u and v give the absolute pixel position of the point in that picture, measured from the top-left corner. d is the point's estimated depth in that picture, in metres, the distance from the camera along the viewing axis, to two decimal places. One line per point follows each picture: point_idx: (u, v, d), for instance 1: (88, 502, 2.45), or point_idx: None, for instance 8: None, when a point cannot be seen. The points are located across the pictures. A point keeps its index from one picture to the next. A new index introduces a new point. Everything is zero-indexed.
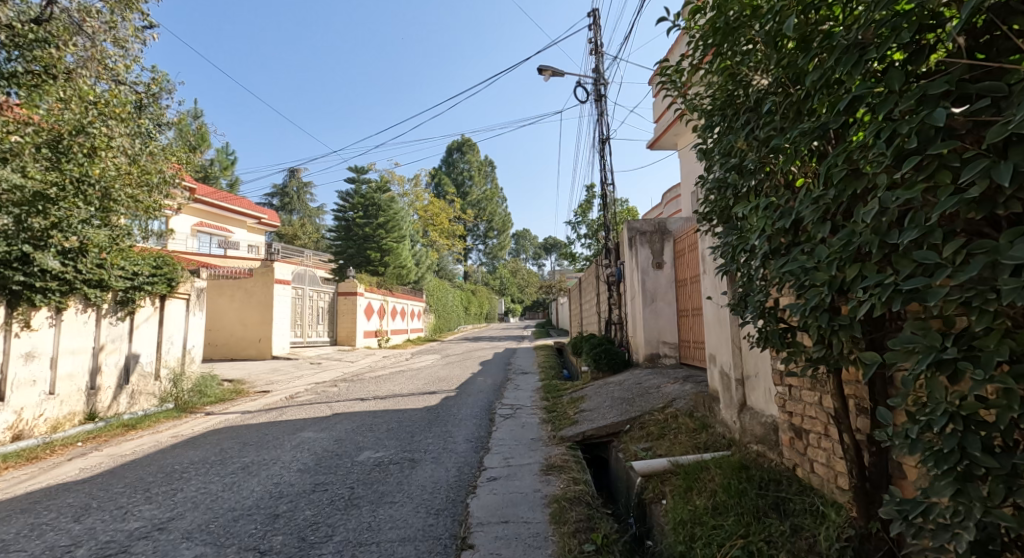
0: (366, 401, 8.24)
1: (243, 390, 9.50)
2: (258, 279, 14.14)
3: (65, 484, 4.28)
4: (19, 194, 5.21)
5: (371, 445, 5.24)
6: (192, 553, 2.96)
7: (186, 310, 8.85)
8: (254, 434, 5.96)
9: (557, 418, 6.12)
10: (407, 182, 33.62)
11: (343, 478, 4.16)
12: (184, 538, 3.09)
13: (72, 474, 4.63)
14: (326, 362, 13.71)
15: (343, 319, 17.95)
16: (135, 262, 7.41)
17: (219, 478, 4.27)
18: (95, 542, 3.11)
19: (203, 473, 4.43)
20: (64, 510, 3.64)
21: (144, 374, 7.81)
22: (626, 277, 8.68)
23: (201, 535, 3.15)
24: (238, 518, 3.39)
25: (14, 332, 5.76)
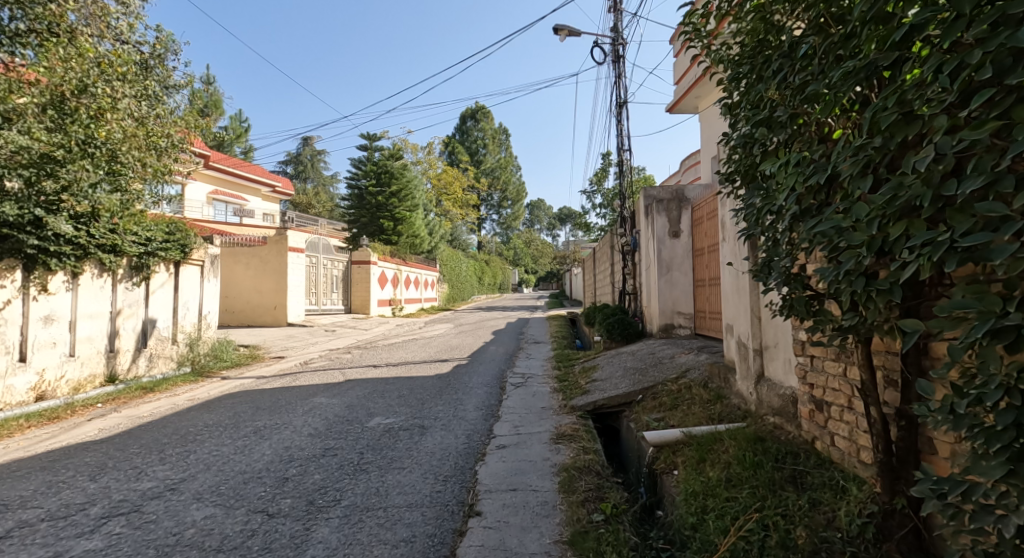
0: (378, 369, 8.25)
1: (258, 356, 9.57)
2: (272, 246, 14.16)
3: (83, 444, 4.31)
4: (26, 156, 5.15)
5: (382, 412, 5.22)
6: (202, 513, 2.93)
7: (200, 277, 8.88)
8: (267, 398, 5.98)
9: (568, 388, 6.05)
10: (421, 150, 33.36)
11: (353, 445, 4.15)
12: (195, 498, 3.08)
13: (90, 434, 4.67)
14: (340, 330, 13.77)
15: (357, 287, 18.01)
16: (149, 228, 7.40)
17: (232, 441, 4.27)
18: (109, 500, 3.09)
19: (216, 435, 4.43)
20: (80, 468, 3.65)
21: (161, 338, 7.89)
22: (642, 245, 8.50)
23: (213, 495, 3.13)
24: (248, 480, 3.37)
25: (32, 295, 5.77)
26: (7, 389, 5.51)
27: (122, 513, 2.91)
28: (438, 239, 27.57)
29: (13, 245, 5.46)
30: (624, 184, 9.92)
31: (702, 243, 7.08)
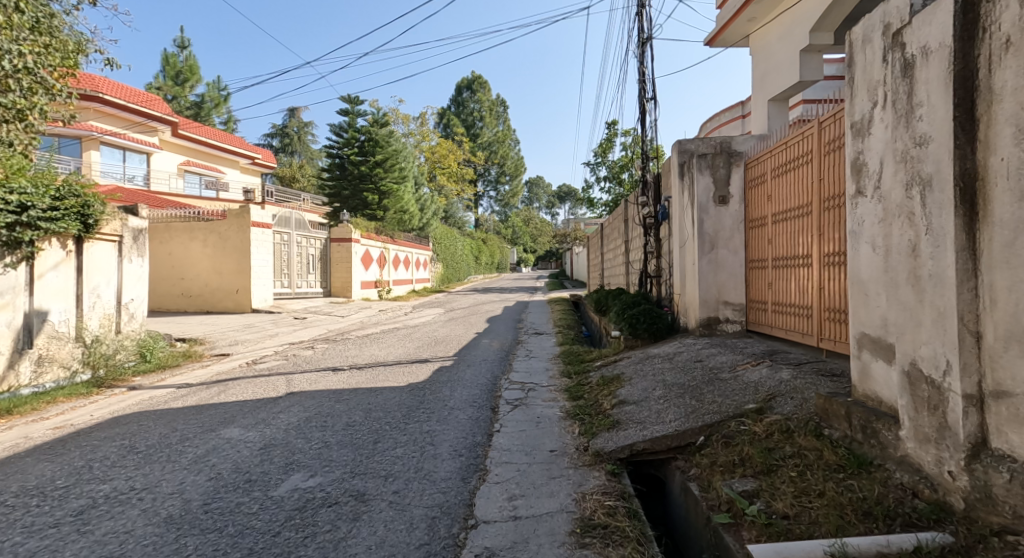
0: (338, 374, 6.47)
1: (197, 354, 7.78)
2: (233, 221, 12.29)
3: None
4: None
5: (307, 461, 3.44)
6: None
7: (117, 256, 7.00)
8: (157, 430, 4.20)
9: (589, 414, 4.26)
10: (412, 121, 31.29)
11: (220, 553, 2.37)
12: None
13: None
14: (310, 316, 11.98)
15: (336, 268, 16.15)
16: (25, 189, 5.53)
17: (24, 539, 2.50)
18: None
19: (9, 524, 2.65)
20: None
21: (57, 336, 6.08)
22: (673, 215, 6.62)
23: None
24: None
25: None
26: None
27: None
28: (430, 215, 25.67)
29: None
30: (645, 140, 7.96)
31: (764, 211, 5.22)
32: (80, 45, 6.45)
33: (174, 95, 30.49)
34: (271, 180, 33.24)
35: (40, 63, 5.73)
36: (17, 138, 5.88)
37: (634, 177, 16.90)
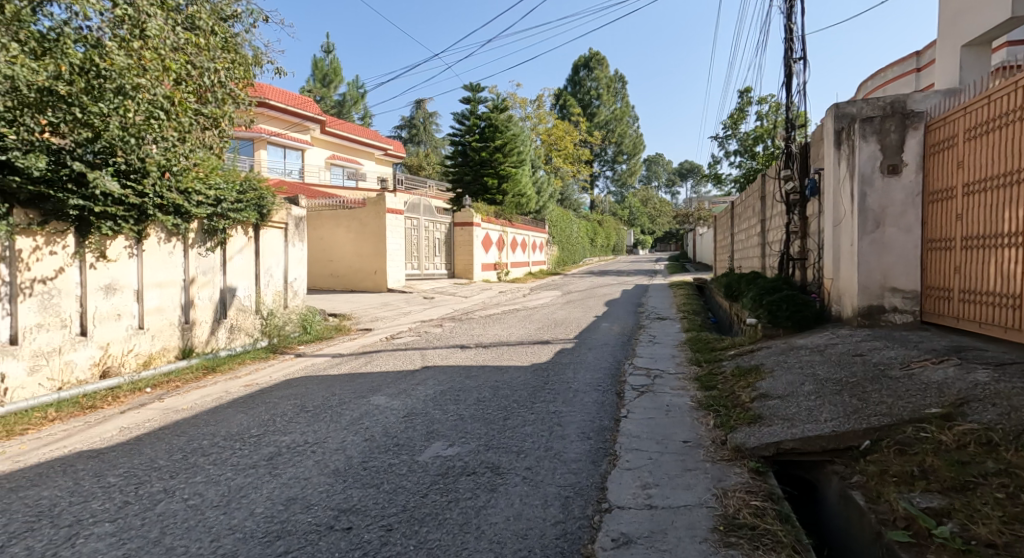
0: (466, 351, 6.88)
1: (345, 328, 8.65)
2: (370, 208, 13.33)
3: (78, 455, 3.49)
4: (34, 92, 4.35)
5: (446, 431, 3.75)
6: None
7: (284, 241, 7.94)
8: (320, 393, 4.80)
9: (724, 406, 4.17)
10: (530, 105, 31.62)
11: (380, 506, 2.71)
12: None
13: (106, 436, 3.88)
14: (439, 296, 12.74)
15: (460, 251, 16.91)
16: (218, 186, 6.44)
17: (236, 472, 3.07)
18: None
19: (220, 461, 3.22)
20: (18, 514, 2.71)
21: (244, 308, 7.14)
22: (825, 190, 6.13)
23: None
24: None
25: (88, 263, 5.18)
26: (64, 365, 5.02)
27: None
28: (548, 197, 25.90)
29: (56, 207, 4.81)
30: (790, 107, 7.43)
31: (954, 179, 4.67)
32: (258, 58, 7.32)
33: (319, 96, 33.52)
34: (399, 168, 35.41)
35: (228, 77, 6.60)
36: (216, 142, 6.80)
37: (770, 150, 15.75)
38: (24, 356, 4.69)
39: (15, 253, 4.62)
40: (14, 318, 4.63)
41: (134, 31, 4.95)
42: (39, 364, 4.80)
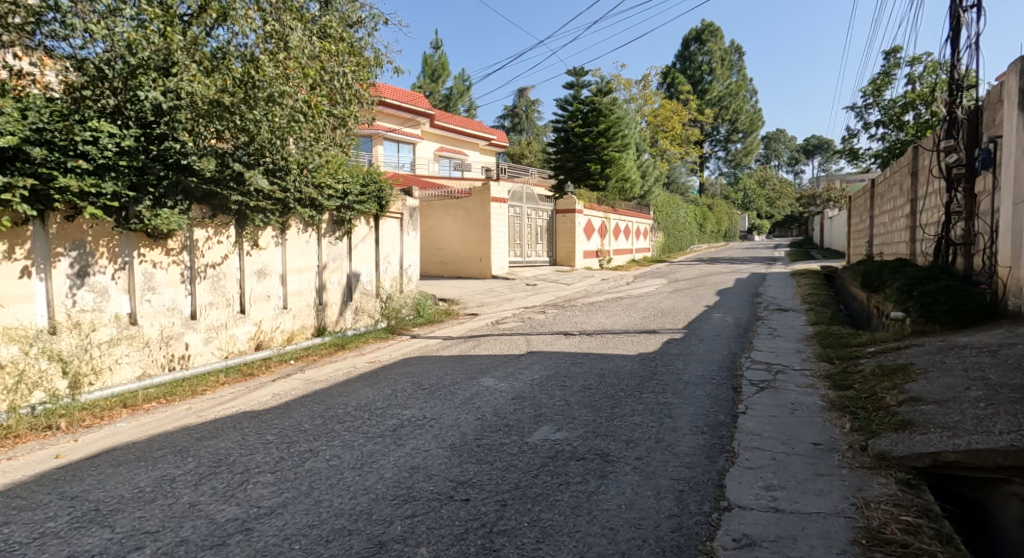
0: (570, 338, 6.96)
1: (455, 312, 9.09)
2: (476, 198, 13.80)
3: (246, 414, 4.35)
4: (201, 104, 5.09)
5: (554, 415, 3.88)
6: None
7: (399, 230, 8.49)
8: (434, 372, 5.14)
9: (863, 408, 3.90)
10: (637, 85, 30.84)
11: (494, 481, 2.89)
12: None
13: (262, 400, 4.75)
14: (541, 283, 12.94)
15: (562, 238, 16.97)
16: (344, 180, 7.21)
17: (370, 438, 3.52)
18: (172, 538, 2.51)
19: (353, 430, 3.66)
20: (204, 459, 3.39)
21: (366, 292, 7.93)
22: (1003, 163, 5.44)
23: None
24: (332, 538, 2.44)
25: (245, 250, 6.28)
26: (229, 337, 6.17)
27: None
28: (655, 181, 25.18)
29: (221, 202, 5.87)
30: (957, 66, 6.65)
31: None
32: (379, 59, 7.83)
33: (427, 91, 35.05)
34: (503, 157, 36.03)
35: (356, 78, 7.15)
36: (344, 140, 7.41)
37: (925, 118, 14.18)
38: (199, 328, 5.83)
39: (194, 242, 5.75)
40: (193, 297, 5.78)
41: (279, 44, 5.73)
42: (211, 335, 5.96)
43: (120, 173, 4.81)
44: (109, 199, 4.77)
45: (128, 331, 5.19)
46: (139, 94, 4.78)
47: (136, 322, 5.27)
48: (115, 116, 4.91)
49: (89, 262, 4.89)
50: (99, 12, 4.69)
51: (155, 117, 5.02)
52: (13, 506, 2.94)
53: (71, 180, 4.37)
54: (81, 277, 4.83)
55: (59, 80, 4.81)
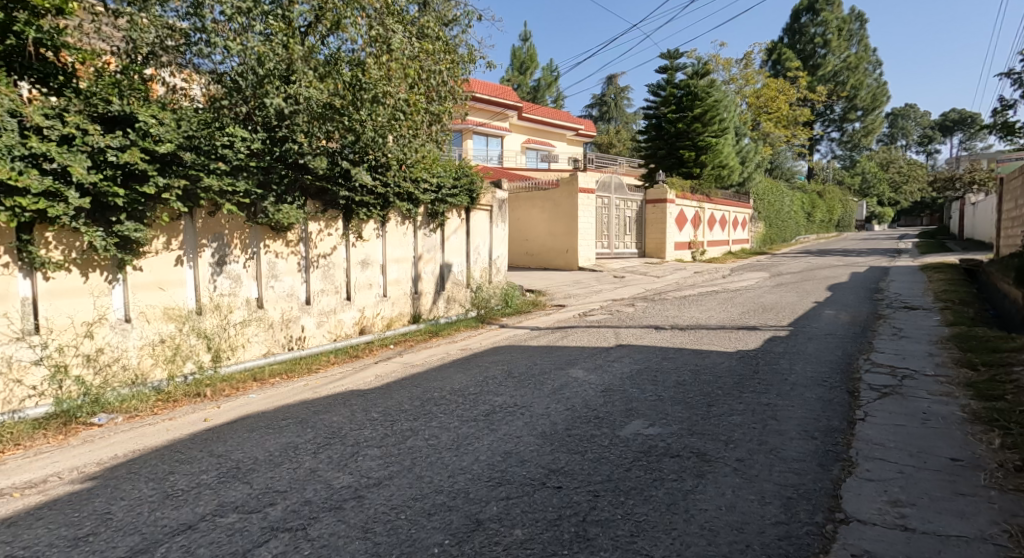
0: (661, 332, 6.84)
1: (541, 303, 9.16)
2: (563, 188, 13.80)
3: (351, 393, 5.01)
4: (315, 106, 5.71)
5: (646, 410, 3.94)
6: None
7: (488, 222, 8.69)
8: (526, 363, 5.45)
9: (1015, 424, 3.53)
10: (739, 64, 29.29)
11: (586, 473, 3.08)
12: (361, 532, 2.67)
13: (366, 381, 5.43)
14: (629, 276, 12.72)
15: (651, 230, 16.53)
16: (438, 174, 7.54)
17: (461, 424, 3.94)
18: (296, 498, 3.04)
19: (448, 412, 4.21)
20: (320, 431, 4.04)
21: (457, 282, 8.22)
22: None
23: (382, 531, 2.68)
24: (434, 512, 2.81)
25: (351, 241, 6.89)
26: (337, 321, 6.81)
27: (289, 529, 2.74)
28: (757, 167, 23.78)
29: (332, 196, 6.51)
30: None
31: None
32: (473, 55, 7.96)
33: (515, 83, 35.51)
34: (592, 148, 35.55)
35: (450, 75, 7.29)
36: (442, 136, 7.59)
37: None
38: (312, 313, 6.55)
39: (309, 234, 6.47)
40: (307, 284, 6.51)
41: (382, 47, 6.13)
42: (322, 319, 6.66)
43: (251, 173, 5.58)
44: (242, 196, 5.51)
45: (256, 314, 6.02)
46: (265, 101, 5.47)
47: (262, 306, 6.09)
48: (247, 122, 5.75)
49: (227, 253, 5.75)
50: (234, 30, 5.51)
51: (278, 121, 5.72)
52: (176, 458, 3.68)
53: (214, 180, 5.15)
54: (220, 266, 5.70)
55: (201, 90, 5.90)
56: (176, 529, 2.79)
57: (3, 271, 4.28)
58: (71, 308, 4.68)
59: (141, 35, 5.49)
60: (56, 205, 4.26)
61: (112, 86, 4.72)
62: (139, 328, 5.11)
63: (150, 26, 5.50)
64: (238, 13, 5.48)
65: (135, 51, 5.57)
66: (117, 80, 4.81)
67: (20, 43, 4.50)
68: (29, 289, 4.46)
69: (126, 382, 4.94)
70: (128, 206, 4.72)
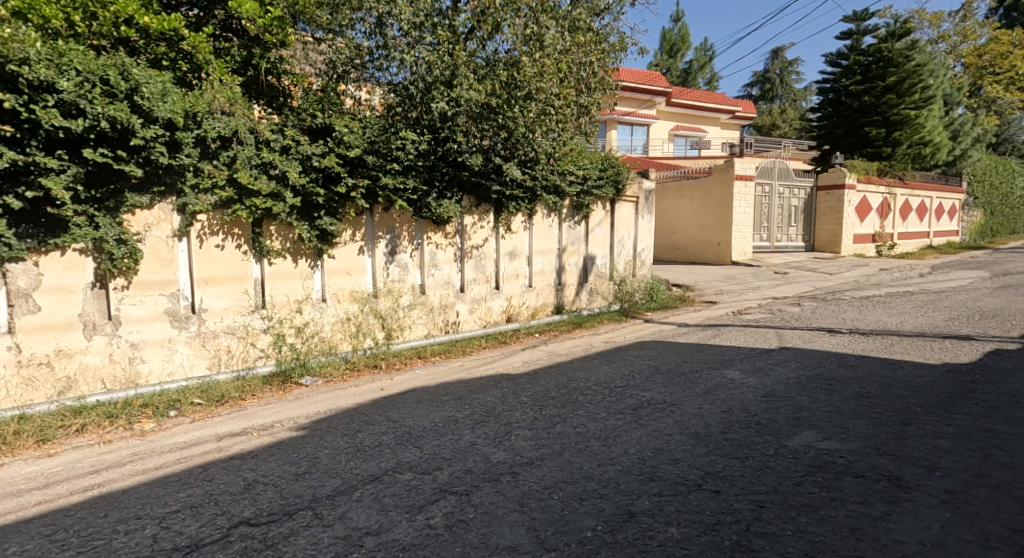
0: (836, 336, 6.18)
1: (689, 299, 8.69)
2: (717, 176, 13.03)
3: (500, 377, 5.39)
4: (473, 107, 6.10)
5: (815, 423, 3.89)
6: (512, 526, 2.85)
7: (635, 214, 8.47)
8: (673, 360, 5.55)
9: None
10: (951, 19, 24.86)
11: (749, 481, 3.14)
12: (518, 506, 3.02)
13: (515, 365, 5.74)
14: (793, 272, 11.56)
15: (824, 221, 14.76)
16: (585, 166, 7.53)
17: (608, 416, 4.19)
18: (460, 467, 3.51)
19: (595, 402, 4.50)
20: (477, 409, 4.53)
21: (600, 274, 8.16)
22: None
23: (536, 507, 3.01)
24: (585, 497, 3.07)
25: (501, 233, 7.16)
26: (487, 309, 7.15)
27: (455, 492, 3.20)
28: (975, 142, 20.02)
29: (485, 191, 6.86)
30: None
31: None
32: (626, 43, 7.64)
33: (665, 68, 34.11)
34: (749, 131, 32.84)
35: (601, 66, 7.04)
36: (589, 128, 7.49)
37: None
38: (466, 300, 6.97)
39: (465, 227, 6.88)
40: (462, 273, 6.95)
41: (535, 45, 6.34)
42: (474, 306, 7.04)
43: (418, 172, 6.25)
44: (411, 193, 6.22)
45: (419, 299, 6.64)
46: (431, 106, 6.06)
47: (424, 292, 6.68)
48: (416, 125, 6.39)
49: (397, 244, 6.47)
50: (408, 44, 6.20)
51: (442, 122, 6.28)
52: (363, 419, 4.45)
53: (390, 179, 5.94)
54: (392, 255, 6.44)
55: (379, 100, 6.63)
56: (366, 479, 3.41)
57: (242, 258, 5.60)
58: (287, 289, 5.89)
59: (338, 55, 6.50)
60: (279, 204, 5.48)
61: (317, 103, 6.04)
62: (332, 307, 6.14)
63: (344, 48, 6.49)
64: (413, 28, 6.20)
65: (335, 70, 6.60)
66: (321, 100, 6.08)
67: (256, 73, 6.51)
68: (260, 272, 5.75)
69: (322, 350, 5.97)
70: (326, 204, 5.82)
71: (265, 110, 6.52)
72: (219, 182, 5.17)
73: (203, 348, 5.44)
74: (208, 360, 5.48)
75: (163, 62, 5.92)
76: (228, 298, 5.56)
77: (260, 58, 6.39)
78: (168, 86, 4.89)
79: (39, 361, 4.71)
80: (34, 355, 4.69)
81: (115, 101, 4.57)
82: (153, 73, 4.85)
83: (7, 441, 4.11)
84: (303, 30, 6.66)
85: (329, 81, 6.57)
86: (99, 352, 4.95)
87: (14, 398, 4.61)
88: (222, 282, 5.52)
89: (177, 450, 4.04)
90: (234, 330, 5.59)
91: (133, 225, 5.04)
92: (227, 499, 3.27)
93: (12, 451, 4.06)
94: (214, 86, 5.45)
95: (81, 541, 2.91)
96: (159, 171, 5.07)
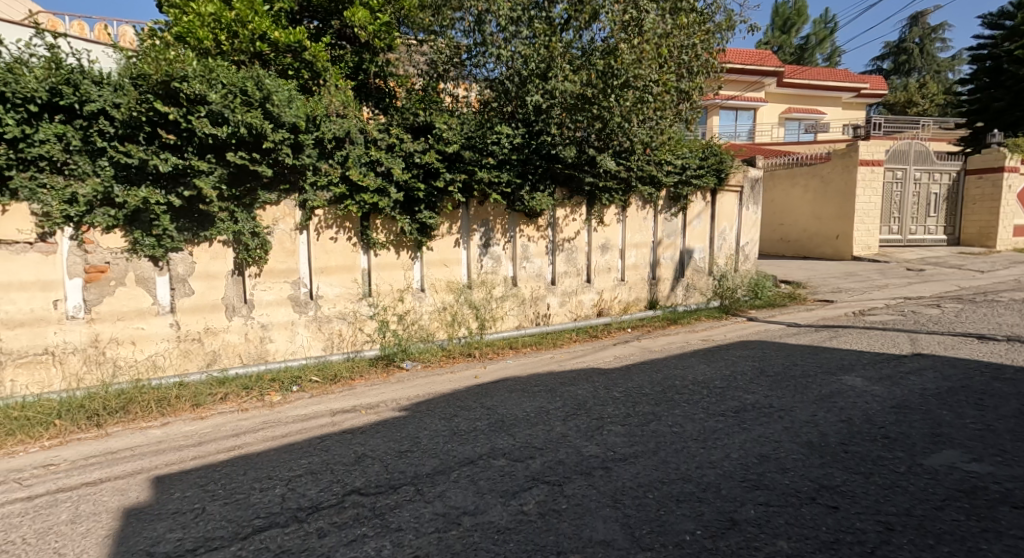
0: (988, 343, 5.36)
1: (801, 298, 7.96)
2: (835, 162, 11.83)
3: (592, 371, 5.33)
4: (569, 99, 6.05)
5: (958, 441, 3.41)
6: (606, 519, 2.85)
7: (740, 205, 7.95)
8: (782, 362, 5.11)
9: None
10: None
11: (876, 500, 2.84)
12: (611, 501, 3.00)
13: (605, 360, 5.66)
14: (931, 268, 10.14)
15: (974, 210, 12.71)
16: (684, 156, 7.20)
17: (708, 417, 3.99)
18: (551, 457, 3.55)
19: (694, 402, 4.29)
20: (567, 402, 4.54)
21: (699, 268, 7.77)
22: None
23: (630, 504, 2.96)
24: (683, 499, 2.96)
25: (593, 226, 7.08)
26: (578, 302, 7.12)
27: (547, 481, 3.25)
28: None
29: (579, 183, 6.80)
30: None
31: None
32: (732, 23, 7.14)
33: (776, 45, 31.38)
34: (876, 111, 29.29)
35: (705, 48, 6.64)
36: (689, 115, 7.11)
37: None
38: (557, 293, 6.99)
39: (556, 220, 6.89)
40: (553, 266, 6.98)
41: (633, 30, 5.95)
42: (566, 299, 7.05)
43: (512, 165, 6.34)
44: (505, 186, 6.33)
45: (512, 290, 6.77)
46: (526, 99, 6.08)
47: (516, 284, 6.81)
48: (511, 119, 6.49)
49: (491, 237, 6.63)
50: (503, 39, 6.23)
51: (537, 115, 6.31)
52: (458, 405, 4.66)
53: (485, 173, 6.08)
54: (485, 247, 6.62)
55: (476, 96, 6.84)
56: (463, 461, 3.58)
57: (351, 248, 6.08)
58: (391, 279, 6.29)
59: (439, 55, 6.74)
60: (384, 199, 5.89)
61: (420, 103, 6.34)
62: (431, 297, 6.45)
63: (445, 47, 6.70)
64: (510, 23, 6.14)
65: (437, 69, 6.84)
66: (423, 98, 6.38)
67: (366, 78, 6.99)
68: (367, 263, 6.20)
69: (421, 337, 6.31)
70: (426, 199, 6.10)
71: (372, 111, 6.94)
72: (334, 179, 5.67)
73: (319, 331, 6.00)
74: (323, 343, 6.03)
75: (290, 71, 6.53)
76: (340, 286, 6.07)
77: (370, 63, 6.86)
78: (294, 93, 5.43)
79: (192, 337, 5.48)
80: (189, 331, 5.47)
81: (252, 109, 5.13)
82: (281, 83, 5.39)
83: (171, 403, 4.83)
84: (407, 34, 7.00)
85: (429, 81, 6.83)
86: (238, 331, 5.67)
87: (175, 366, 5.42)
88: (337, 271, 6.04)
89: (299, 421, 4.52)
90: (345, 315, 6.09)
91: (264, 219, 5.65)
92: (340, 468, 3.61)
93: (173, 412, 4.77)
94: (331, 90, 5.94)
95: (226, 493, 3.36)
96: (285, 171, 5.65)
